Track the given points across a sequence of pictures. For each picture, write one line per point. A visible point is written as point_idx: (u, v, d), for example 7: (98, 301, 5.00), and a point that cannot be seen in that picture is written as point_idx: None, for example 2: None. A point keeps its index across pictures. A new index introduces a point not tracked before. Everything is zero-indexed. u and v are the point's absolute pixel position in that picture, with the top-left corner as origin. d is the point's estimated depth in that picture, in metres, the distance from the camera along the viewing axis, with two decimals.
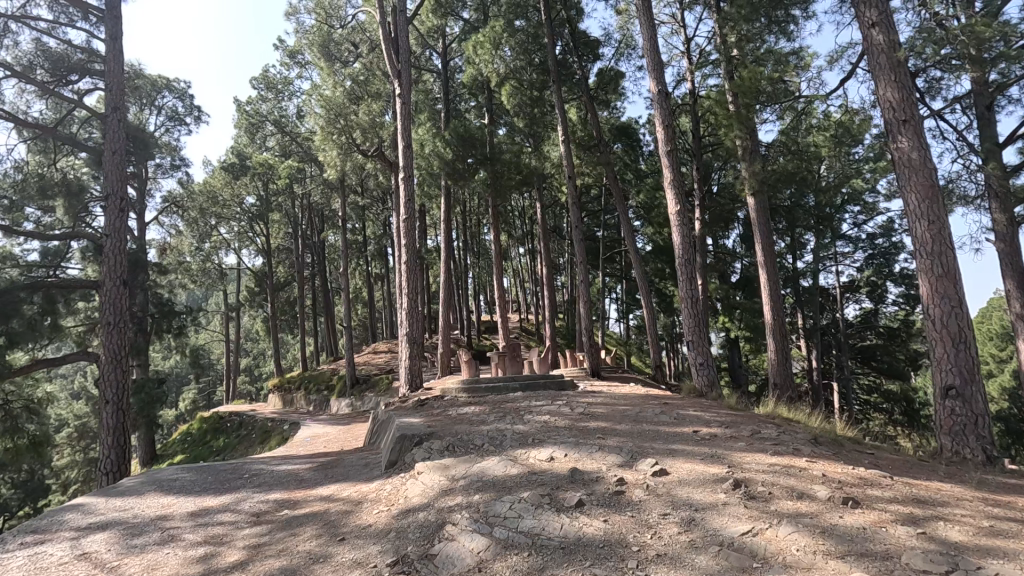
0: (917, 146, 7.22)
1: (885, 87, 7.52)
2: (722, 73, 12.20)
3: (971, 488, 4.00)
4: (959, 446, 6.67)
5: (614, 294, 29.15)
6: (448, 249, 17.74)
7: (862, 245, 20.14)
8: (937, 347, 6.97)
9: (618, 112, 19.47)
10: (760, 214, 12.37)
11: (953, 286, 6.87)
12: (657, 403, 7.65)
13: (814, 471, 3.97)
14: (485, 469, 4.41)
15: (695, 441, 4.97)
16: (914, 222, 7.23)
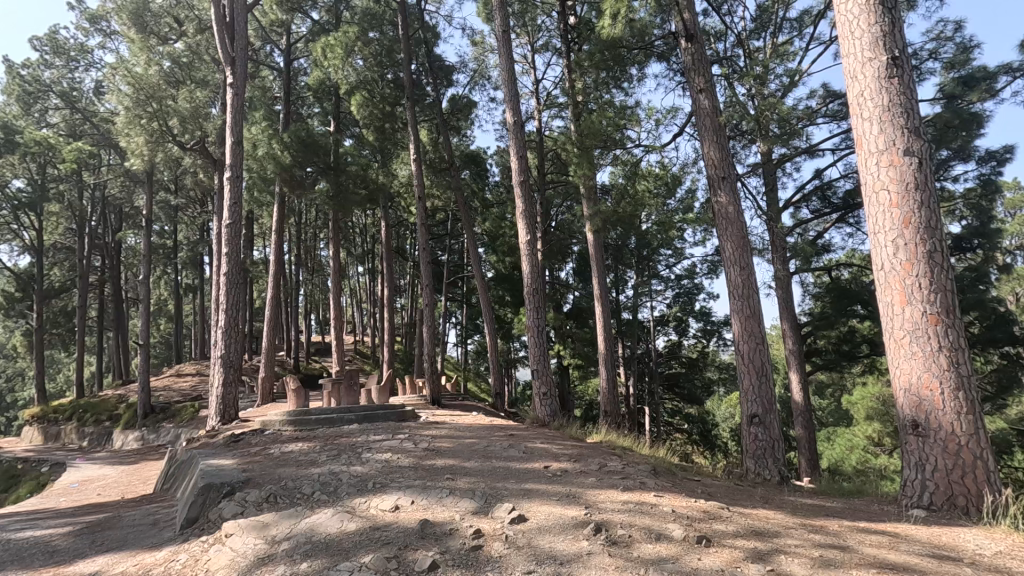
0: (733, 201, 8.07)
1: (709, 146, 8.32)
2: (568, 115, 12.83)
3: (789, 516, 4.38)
4: (761, 468, 7.45)
5: (454, 320, 29.01)
6: (278, 262, 15.95)
7: (671, 284, 22.65)
8: (745, 380, 7.75)
9: (468, 139, 19.62)
10: (595, 250, 13.03)
11: (757, 326, 7.74)
12: (503, 434, 7.42)
13: (664, 507, 4.01)
14: (317, 526, 3.70)
15: (547, 479, 4.79)
16: (728, 268, 8.01)
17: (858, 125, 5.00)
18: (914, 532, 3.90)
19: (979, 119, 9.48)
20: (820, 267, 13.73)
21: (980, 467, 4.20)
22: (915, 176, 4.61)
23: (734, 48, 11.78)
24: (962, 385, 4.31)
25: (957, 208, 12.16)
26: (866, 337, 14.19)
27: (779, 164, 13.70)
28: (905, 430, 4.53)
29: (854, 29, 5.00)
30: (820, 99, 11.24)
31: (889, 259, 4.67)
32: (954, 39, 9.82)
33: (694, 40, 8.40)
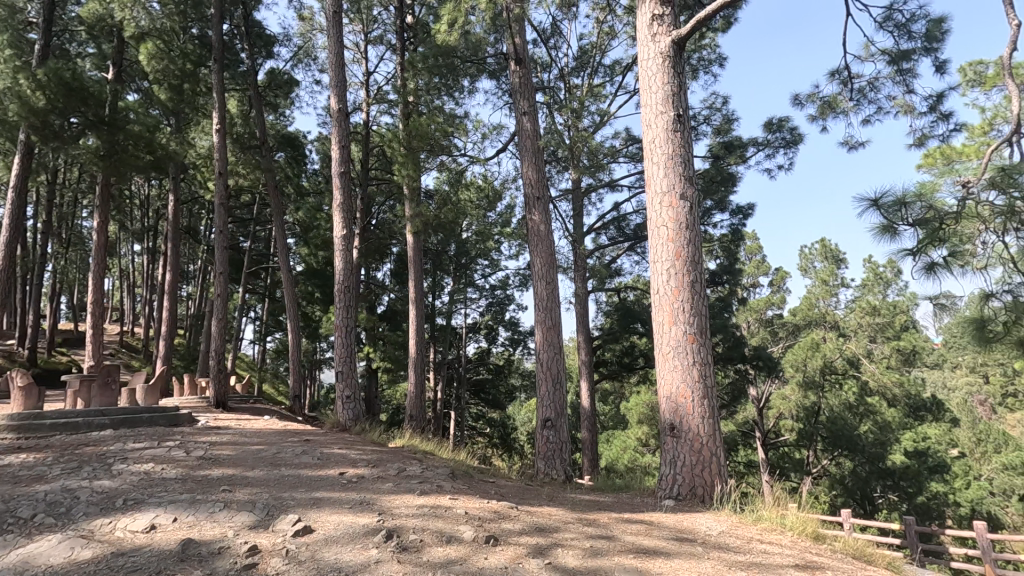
0: (544, 221, 8.66)
1: (528, 166, 8.83)
2: (397, 114, 12.55)
3: (569, 511, 4.79)
4: (549, 469, 8.04)
5: (252, 314, 26.19)
6: (14, 227, 12.69)
7: (485, 293, 23.43)
8: (542, 386, 8.31)
9: (286, 120, 18.02)
10: (414, 253, 12.79)
11: (557, 337, 8.39)
12: (297, 440, 6.86)
13: (457, 510, 4.08)
14: (34, 558, 2.97)
15: (341, 486, 4.53)
16: (536, 281, 8.56)
17: (648, 167, 5.77)
18: (665, 520, 4.55)
19: (733, 178, 11.65)
20: (612, 288, 15.49)
21: (714, 462, 5.08)
22: (686, 217, 5.46)
23: (556, 80, 12.78)
24: (707, 394, 5.17)
25: (714, 249, 14.75)
26: (643, 351, 16.35)
27: (586, 192, 15.15)
28: (664, 431, 5.28)
29: (652, 84, 5.79)
30: (623, 140, 12.75)
31: (663, 284, 5.45)
32: (722, 110, 11.96)
33: (523, 65, 8.89)
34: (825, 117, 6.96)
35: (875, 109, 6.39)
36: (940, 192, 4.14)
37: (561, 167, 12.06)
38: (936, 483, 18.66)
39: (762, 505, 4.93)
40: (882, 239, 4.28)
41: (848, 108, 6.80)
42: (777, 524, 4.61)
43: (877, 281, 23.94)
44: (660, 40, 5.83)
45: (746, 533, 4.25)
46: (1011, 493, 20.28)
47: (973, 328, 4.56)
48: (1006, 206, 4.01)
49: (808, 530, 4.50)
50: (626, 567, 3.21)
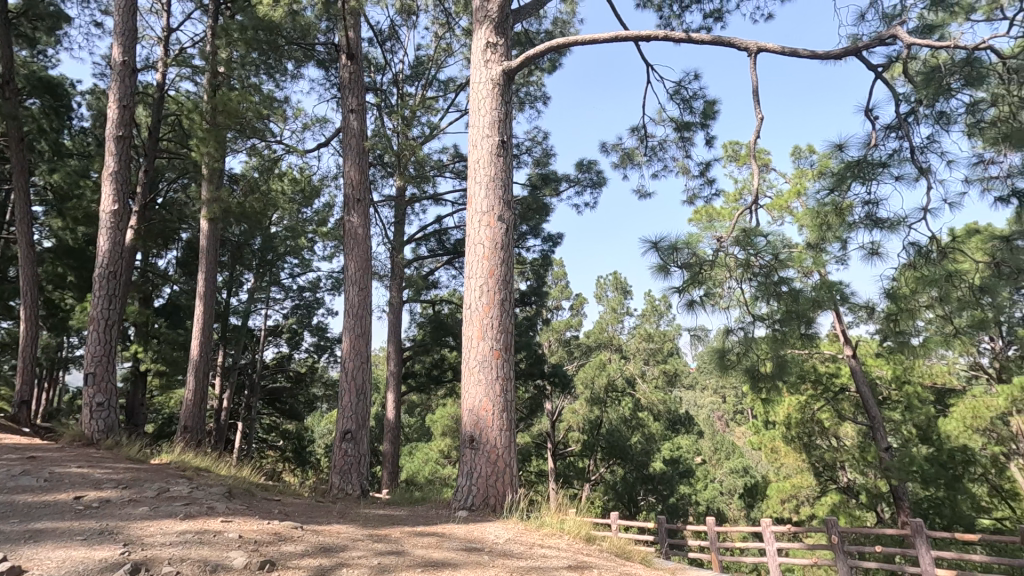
0: (363, 224, 8.27)
1: (351, 166, 8.38)
2: (195, 79, 10.74)
3: (360, 528, 4.60)
4: (344, 484, 7.53)
5: None
6: None
7: (291, 294, 21.33)
8: (344, 397, 7.81)
9: (47, 60, 14.58)
10: (209, 245, 10.75)
11: (365, 346, 8.01)
12: (16, 457, 5.45)
13: (229, 533, 3.63)
14: None
15: (76, 514, 3.71)
16: (348, 286, 8.10)
17: (471, 186, 5.94)
18: (457, 530, 4.62)
19: (547, 208, 12.62)
20: (428, 300, 15.51)
21: (508, 472, 5.32)
22: (502, 237, 5.72)
23: (390, 84, 12.53)
24: (506, 408, 5.41)
25: (526, 271, 15.72)
26: (452, 364, 16.62)
27: (410, 202, 15.01)
28: (464, 443, 5.38)
29: (482, 107, 6.01)
30: (450, 156, 12.98)
31: (475, 300, 5.62)
32: (542, 144, 12.92)
33: (355, 61, 8.54)
34: (626, 166, 7.95)
35: (663, 166, 7.50)
36: (702, 243, 4.96)
37: (387, 172, 11.81)
38: (683, 485, 22.21)
39: (546, 512, 5.30)
40: (658, 276, 4.94)
41: (642, 162, 7.85)
42: (557, 529, 5.00)
43: (653, 313, 27.85)
44: (492, 67, 6.10)
45: (529, 539, 4.52)
46: (733, 492, 25.07)
47: (716, 356, 5.52)
48: (744, 259, 4.99)
49: (582, 533, 4.98)
50: None
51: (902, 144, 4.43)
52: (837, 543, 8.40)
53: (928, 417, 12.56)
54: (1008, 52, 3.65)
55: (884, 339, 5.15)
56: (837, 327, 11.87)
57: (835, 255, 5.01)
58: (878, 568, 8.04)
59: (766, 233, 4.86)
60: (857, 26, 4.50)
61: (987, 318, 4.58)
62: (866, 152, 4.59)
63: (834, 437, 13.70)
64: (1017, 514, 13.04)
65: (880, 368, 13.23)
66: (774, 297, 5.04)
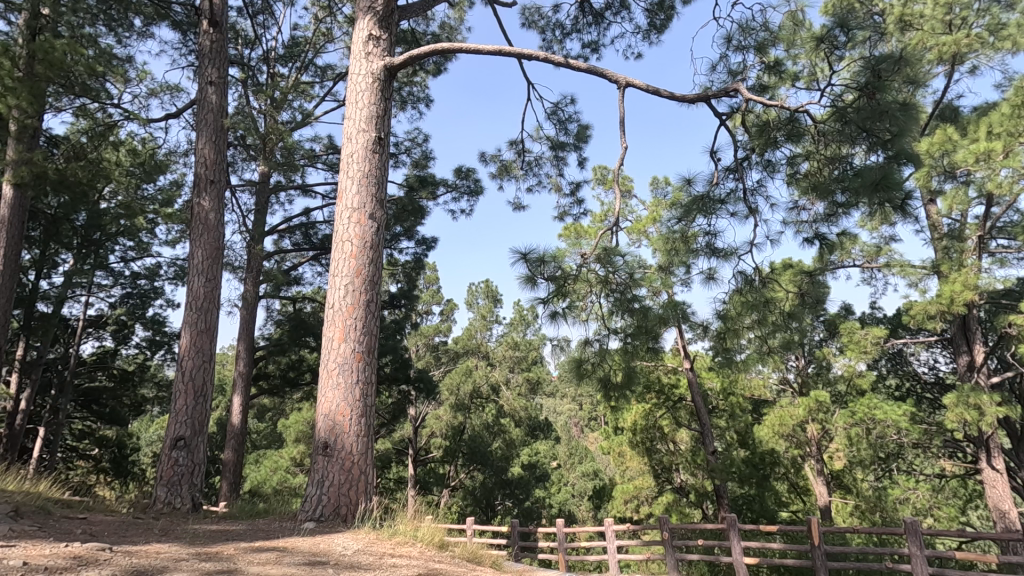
0: (216, 209, 7.48)
1: (204, 143, 7.55)
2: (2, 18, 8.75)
3: (187, 546, 4.12)
4: (172, 497, 6.67)
5: None
6: None
7: (122, 281, 18.60)
8: (179, 399, 6.94)
9: None
10: (11, 214, 9.04)
11: (209, 343, 7.21)
12: None
13: (10, 561, 3.03)
14: None
15: None
16: (192, 276, 7.25)
17: (343, 180, 5.67)
18: (300, 543, 4.33)
19: (423, 211, 12.47)
20: (288, 297, 14.44)
21: (363, 480, 5.10)
22: (372, 236, 5.53)
23: (260, 61, 11.57)
24: (365, 413, 5.21)
25: (397, 273, 15.32)
26: (310, 366, 15.65)
27: (274, 189, 13.90)
28: (317, 450, 5.07)
29: (359, 100, 5.78)
30: (323, 147, 12.29)
31: (338, 299, 5.35)
32: (422, 146, 12.74)
33: (218, 29, 7.75)
34: (503, 177, 8.14)
35: (537, 181, 7.79)
36: (568, 258, 5.20)
37: (248, 155, 10.84)
38: (539, 489, 23.14)
39: (399, 520, 5.16)
40: (525, 287, 5.09)
41: (518, 175, 8.07)
42: (409, 537, 4.88)
43: (521, 322, 28.74)
44: (372, 61, 5.90)
45: (380, 549, 4.37)
46: (583, 494, 26.65)
47: (574, 365, 5.82)
48: (603, 276, 5.35)
49: (435, 540, 4.92)
50: None
51: (737, 186, 5.06)
52: (667, 539, 9.25)
53: (746, 424, 14.39)
54: (819, 117, 4.33)
55: (715, 354, 5.80)
56: (679, 343, 13.19)
57: (680, 278, 5.54)
58: (699, 559, 8.90)
59: (624, 253, 5.23)
60: (708, 77, 5.07)
61: (793, 340, 5.37)
62: (709, 188, 5.17)
63: (672, 442, 15.07)
64: (807, 506, 15.43)
65: (711, 380, 14.93)
66: (627, 312, 5.47)
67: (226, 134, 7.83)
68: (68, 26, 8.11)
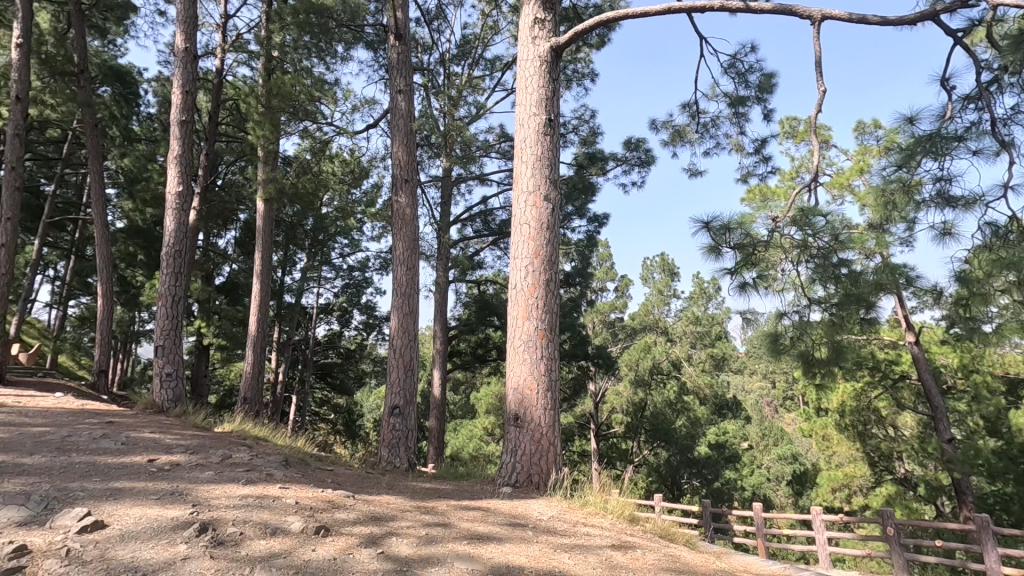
0: (411, 204, 8.36)
1: (398, 147, 8.46)
2: (249, 65, 10.69)
3: (408, 499, 4.78)
4: (393, 457, 7.76)
5: (52, 274, 20.41)
6: None
7: (342, 274, 21.87)
8: (392, 373, 7.98)
9: (116, 50, 13.82)
10: (264, 224, 11.23)
11: (412, 324, 8.13)
12: (99, 424, 5.88)
13: (287, 499, 3.85)
14: None
15: (147, 476, 4.08)
16: (395, 266, 8.22)
17: (517, 166, 5.91)
18: (500, 505, 4.73)
19: (593, 188, 12.41)
20: (473, 280, 15.61)
21: (552, 451, 5.36)
22: (548, 218, 5.69)
23: (437, 64, 12.52)
24: (551, 387, 5.44)
25: (570, 252, 15.54)
26: (496, 344, 16.78)
27: (456, 181, 15.02)
28: (509, 421, 5.45)
29: (529, 85, 5.94)
30: (496, 136, 12.94)
31: (520, 280, 5.62)
32: (589, 123, 12.68)
33: (403, 41, 8.56)
34: (676, 144, 7.71)
35: (715, 144, 7.22)
36: (756, 223, 4.78)
37: (434, 154, 11.87)
38: (728, 470, 21.95)
39: (589, 491, 5.32)
40: (708, 258, 4.81)
41: (693, 139, 7.58)
42: (600, 508, 5.01)
43: (701, 296, 27.41)
44: (539, 44, 5.99)
45: (572, 517, 4.58)
46: (781, 479, 24.49)
47: (768, 340, 5.37)
48: (801, 240, 4.79)
49: (625, 513, 4.97)
50: (459, 554, 3.23)
51: (981, 116, 4.11)
52: (892, 535, 8.02)
53: (997, 409, 11.50)
54: None
55: (952, 325, 4.86)
56: (900, 312, 11.12)
57: (900, 237, 4.72)
58: (936, 563, 7.58)
59: (826, 213, 4.64)
60: None
61: None
62: (939, 125, 4.28)
63: (892, 426, 13.07)
64: None
65: (945, 356, 12.41)
66: (832, 280, 4.82)
67: (416, 135, 8.65)
68: (290, 63, 9.60)
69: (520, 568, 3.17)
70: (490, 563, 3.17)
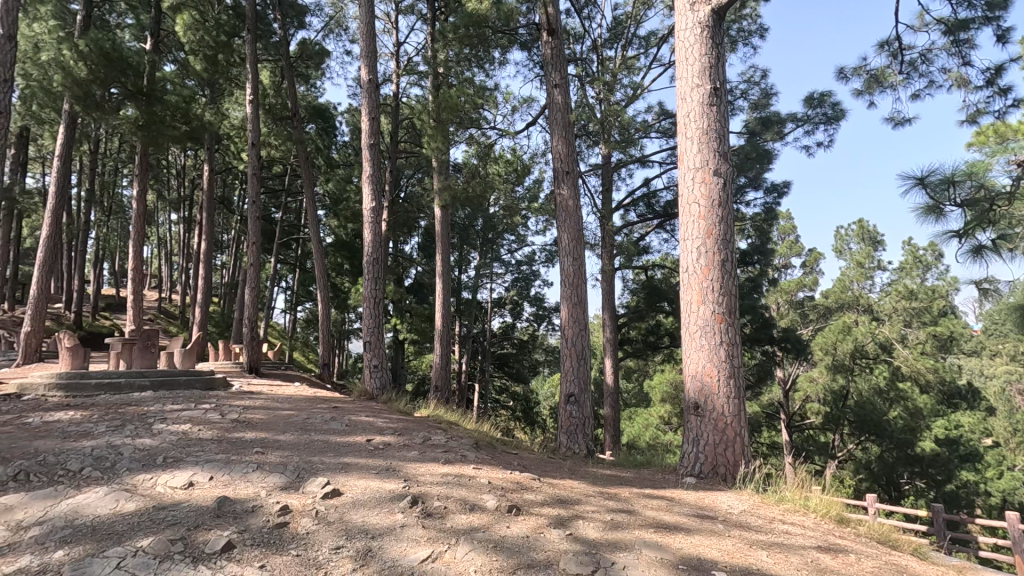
0: (573, 195, 8.45)
1: (557, 140, 8.60)
2: (420, 85, 11.75)
3: (590, 484, 4.88)
4: (571, 443, 7.98)
5: (285, 285, 24.77)
6: (58, 192, 11.35)
7: (512, 269, 22.96)
8: (566, 362, 8.18)
9: (317, 92, 16.18)
10: (442, 228, 12.26)
11: (582, 314, 8.22)
12: (327, 409, 7.01)
13: (481, 479, 4.20)
14: (82, 507, 3.24)
15: (366, 453, 4.77)
16: (562, 258, 8.38)
17: (682, 143, 5.62)
18: (685, 496, 4.58)
19: (769, 155, 11.26)
20: (639, 266, 15.23)
21: (739, 442, 5.04)
22: (720, 194, 5.32)
23: (590, 52, 12.44)
24: (734, 374, 5.10)
25: (746, 228, 14.35)
26: (668, 330, 16.20)
27: (616, 167, 14.79)
28: (689, 410, 5.24)
29: (689, 55, 5.58)
30: (655, 115, 12.43)
31: (692, 263, 5.35)
32: (761, 84, 11.53)
33: (555, 35, 8.65)
34: (872, 92, 6.64)
35: (926, 84, 6.06)
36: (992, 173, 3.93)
37: (593, 141, 11.82)
38: (965, 471, 18.38)
39: (785, 486, 4.88)
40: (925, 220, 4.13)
41: (896, 83, 6.46)
42: (800, 506, 4.56)
43: (916, 265, 23.32)
44: (698, 9, 5.59)
45: (767, 513, 4.24)
46: None
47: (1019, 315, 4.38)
48: None
49: (832, 513, 4.44)
50: (647, 541, 3.22)
51: None
52: None
53: None
54: None
55: None
56: None
57: None
58: None
59: None
60: None
61: None
62: None
63: None
64: None
65: None
66: None
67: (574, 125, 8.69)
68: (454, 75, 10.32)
69: (714, 562, 3.05)
70: (681, 554, 3.10)
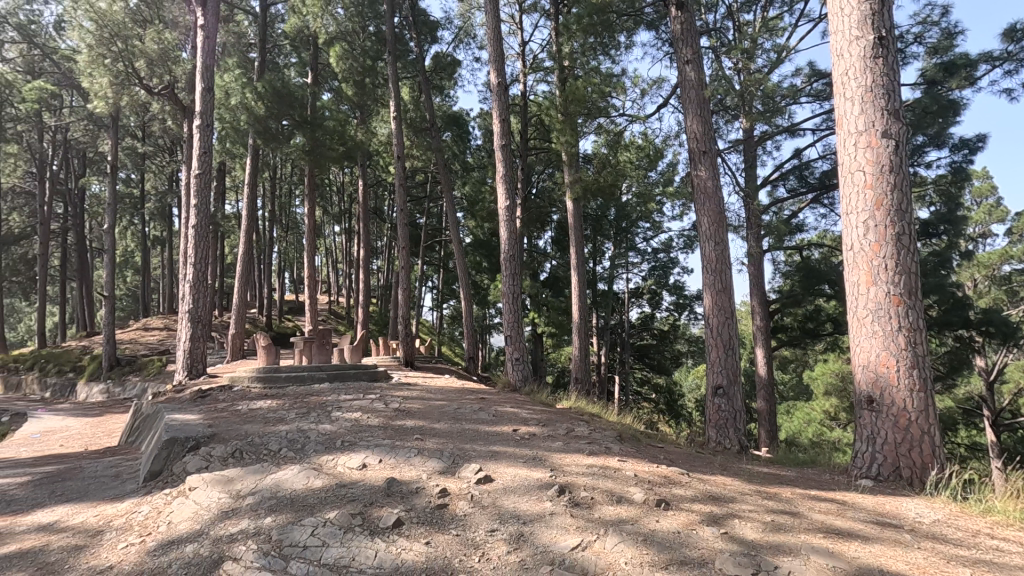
0: (712, 175, 7.95)
1: (692, 119, 8.14)
2: (546, 81, 11.86)
3: (746, 482, 4.59)
4: (722, 438, 7.57)
5: (431, 284, 26.60)
6: (250, 215, 13.37)
7: (648, 257, 22.26)
8: (712, 352, 7.74)
9: (451, 100, 17.08)
10: (574, 220, 12.27)
11: (728, 301, 7.71)
12: (474, 400, 7.42)
13: (626, 471, 4.17)
14: (282, 482, 3.81)
15: (514, 442, 4.97)
16: (703, 242, 7.93)
17: (839, 105, 5.00)
18: (859, 499, 4.11)
19: (956, 106, 9.56)
20: (792, 246, 13.87)
21: (928, 442, 4.39)
22: (890, 159, 4.65)
23: (725, 20, 11.57)
24: (918, 364, 4.45)
25: (927, 194, 12.37)
26: (831, 315, 14.55)
27: (760, 140, 13.60)
28: (861, 404, 4.68)
29: (844, 5, 4.92)
30: (804, 78, 11.19)
31: (858, 239, 4.75)
32: (940, 24, 9.82)
33: (685, 9, 8.17)
34: None
35: None
36: None
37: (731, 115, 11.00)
38: None
39: (992, 494, 4.14)
40: None
41: None
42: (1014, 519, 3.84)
43: None
44: None
45: (968, 524, 3.64)
46: None
47: None
48: None
49: None
50: (815, 547, 2.95)
51: None
52: None
53: None
54: None
55: None
56: None
57: None
58: None
59: None
60: None
61: None
62: None
63: None
64: None
65: None
66: None
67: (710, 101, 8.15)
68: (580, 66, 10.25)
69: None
70: (857, 563, 2.80)
